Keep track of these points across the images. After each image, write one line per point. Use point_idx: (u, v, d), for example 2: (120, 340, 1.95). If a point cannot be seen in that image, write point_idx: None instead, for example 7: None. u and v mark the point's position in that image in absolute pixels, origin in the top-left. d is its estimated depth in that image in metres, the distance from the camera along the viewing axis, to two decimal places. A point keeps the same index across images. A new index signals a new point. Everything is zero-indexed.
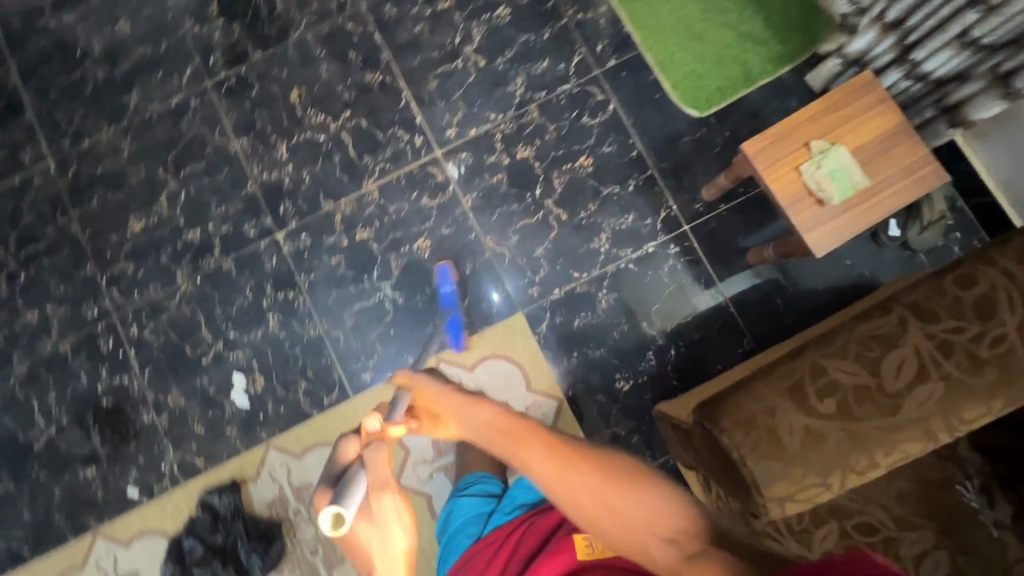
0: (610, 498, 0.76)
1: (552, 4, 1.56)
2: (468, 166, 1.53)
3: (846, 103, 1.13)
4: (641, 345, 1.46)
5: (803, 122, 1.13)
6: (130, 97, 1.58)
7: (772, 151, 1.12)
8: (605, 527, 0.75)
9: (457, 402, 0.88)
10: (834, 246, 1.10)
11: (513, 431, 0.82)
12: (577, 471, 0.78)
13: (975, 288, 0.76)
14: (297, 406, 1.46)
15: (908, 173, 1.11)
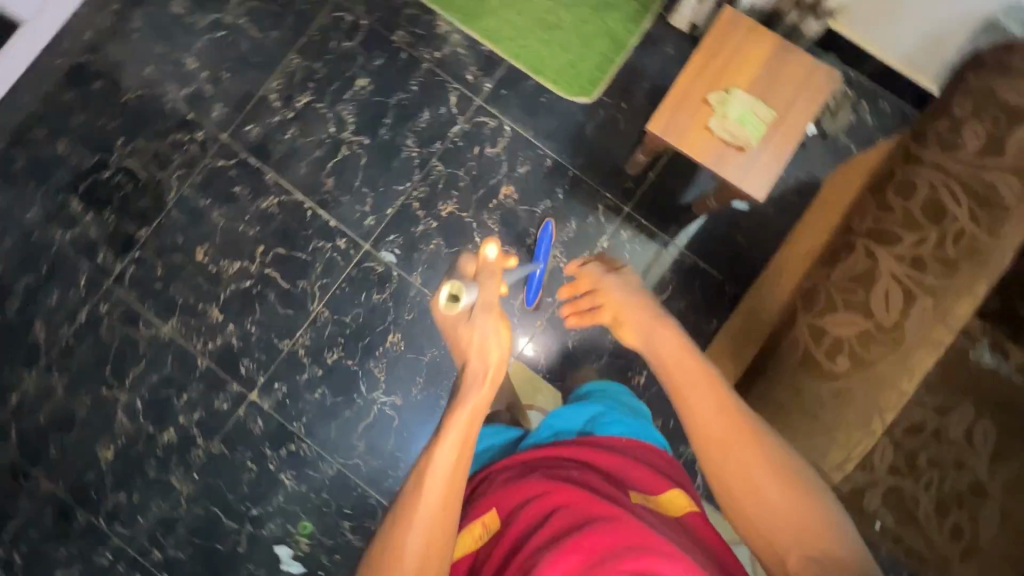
0: (757, 474, 0.73)
1: (406, 55, 1.51)
2: (401, 245, 1.48)
3: (721, 46, 1.13)
4: None
5: (692, 81, 1.12)
6: (36, 333, 1.46)
7: (677, 122, 1.11)
8: (735, 488, 0.74)
9: (642, 316, 1.01)
10: (770, 183, 1.11)
11: (684, 373, 0.85)
12: (737, 424, 0.77)
13: (918, 193, 0.78)
14: (350, 547, 1.42)
15: (804, 85, 1.12)
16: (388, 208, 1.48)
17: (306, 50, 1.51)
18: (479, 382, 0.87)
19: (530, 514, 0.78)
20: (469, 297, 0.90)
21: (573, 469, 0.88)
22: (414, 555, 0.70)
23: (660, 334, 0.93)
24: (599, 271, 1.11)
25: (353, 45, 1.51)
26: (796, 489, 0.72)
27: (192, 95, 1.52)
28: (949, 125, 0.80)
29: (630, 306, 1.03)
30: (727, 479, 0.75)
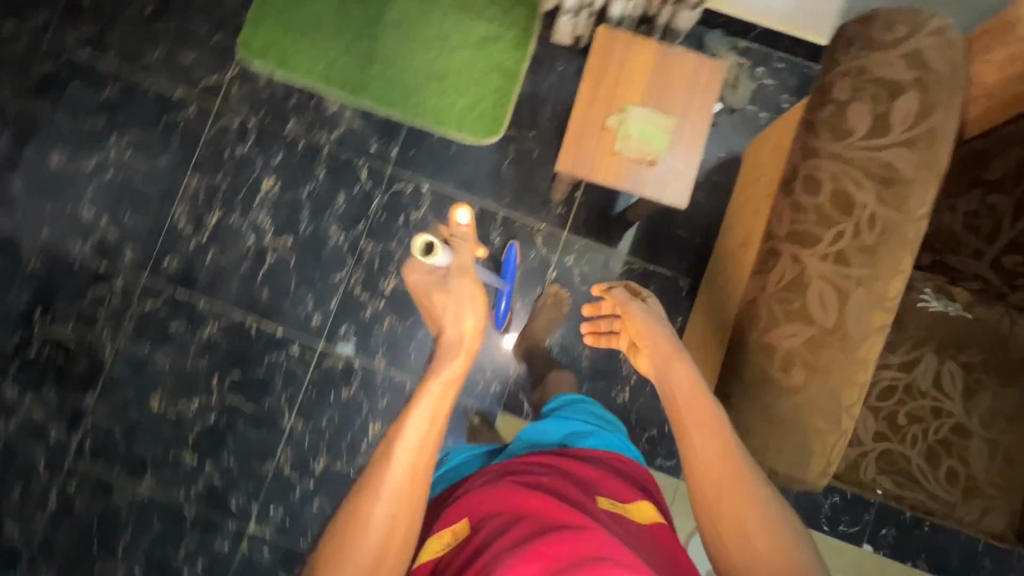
0: (745, 515, 0.69)
1: (304, 144, 1.46)
2: (355, 334, 1.44)
3: (605, 66, 1.12)
4: (612, 354, 1.45)
5: (586, 108, 1.11)
6: (10, 532, 1.40)
7: (584, 153, 1.10)
8: (721, 524, 0.70)
9: (666, 351, 0.91)
10: (691, 187, 1.11)
11: (693, 413, 0.78)
12: (734, 468, 0.72)
13: (824, 187, 0.79)
14: None
15: (695, 83, 1.12)
16: (331, 300, 1.44)
17: (202, 167, 1.46)
18: (455, 352, 0.84)
19: (499, 519, 0.72)
20: (443, 257, 0.94)
21: (548, 474, 0.82)
22: (377, 525, 0.69)
23: (674, 368, 0.86)
24: (620, 294, 1.05)
25: (248, 149, 1.47)
26: (782, 538, 0.68)
27: (98, 245, 1.45)
28: (834, 113, 0.80)
29: (648, 332, 0.96)
30: (717, 524, 0.70)
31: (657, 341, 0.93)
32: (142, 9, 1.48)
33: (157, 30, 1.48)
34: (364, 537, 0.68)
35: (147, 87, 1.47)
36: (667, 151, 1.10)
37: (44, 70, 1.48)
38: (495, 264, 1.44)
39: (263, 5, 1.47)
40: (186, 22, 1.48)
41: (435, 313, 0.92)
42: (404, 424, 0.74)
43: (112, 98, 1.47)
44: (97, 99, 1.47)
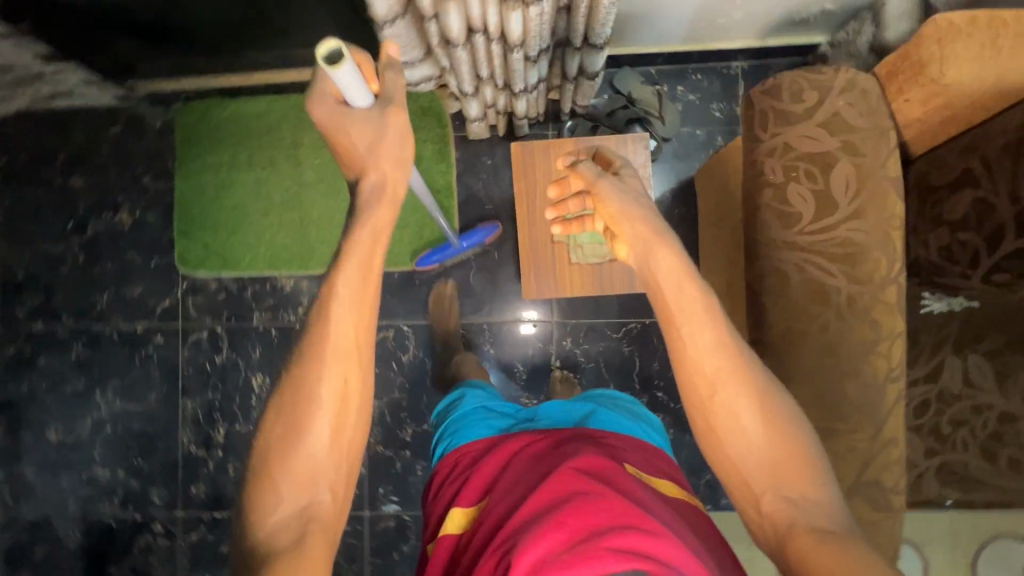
0: (748, 416, 0.65)
1: (275, 329, 1.45)
2: (394, 489, 1.44)
3: (532, 182, 1.10)
4: None
5: (530, 233, 1.10)
6: None
7: (544, 281, 1.11)
8: (722, 428, 0.65)
9: (643, 231, 0.74)
10: None
11: (683, 303, 0.69)
12: (730, 358, 0.66)
13: (791, 281, 0.77)
14: None
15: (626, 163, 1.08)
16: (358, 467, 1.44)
17: (190, 388, 1.45)
18: (380, 201, 0.71)
19: (518, 492, 0.72)
20: (356, 84, 0.66)
21: (574, 444, 0.81)
22: (328, 397, 0.66)
23: (654, 256, 0.72)
24: (587, 171, 0.80)
25: (225, 355, 1.46)
26: (787, 431, 0.64)
27: (125, 499, 1.45)
28: (777, 200, 0.77)
29: (624, 214, 0.76)
30: (711, 422, 0.66)
31: (633, 224, 0.75)
32: (75, 261, 1.47)
33: (96, 275, 1.47)
34: (314, 417, 0.65)
35: (109, 332, 1.47)
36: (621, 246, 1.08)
37: (10, 354, 1.48)
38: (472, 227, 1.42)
39: (186, 215, 1.46)
40: (120, 257, 1.47)
41: (359, 153, 0.71)
42: (336, 309, 0.66)
43: (82, 355, 1.47)
44: (68, 362, 1.47)
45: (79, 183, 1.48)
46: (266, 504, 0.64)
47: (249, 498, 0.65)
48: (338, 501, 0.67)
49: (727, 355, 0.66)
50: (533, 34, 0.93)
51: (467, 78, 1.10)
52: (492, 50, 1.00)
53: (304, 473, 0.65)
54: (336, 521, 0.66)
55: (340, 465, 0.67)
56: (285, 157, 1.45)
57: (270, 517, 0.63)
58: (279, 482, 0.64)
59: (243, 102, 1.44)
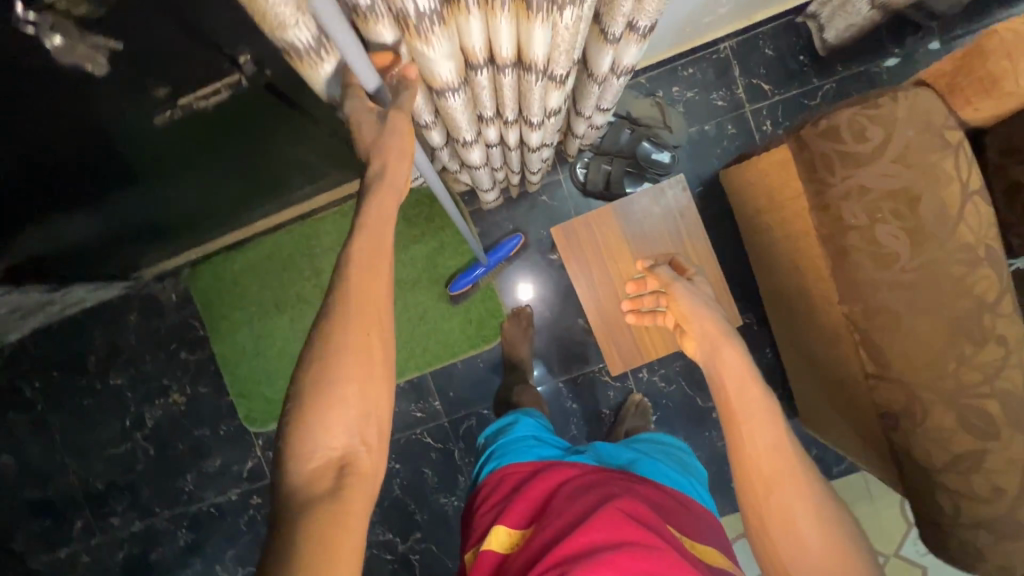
0: (803, 520, 0.57)
1: None
2: None
3: (585, 258, 1.08)
4: None
5: (599, 308, 1.09)
6: None
7: (627, 350, 1.10)
8: (772, 532, 0.58)
9: (711, 329, 0.72)
10: (731, 305, 1.08)
11: (746, 402, 0.63)
12: (792, 463, 0.60)
13: (902, 321, 0.76)
14: None
15: (673, 213, 1.07)
16: None
17: None
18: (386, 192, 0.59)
19: (571, 517, 0.65)
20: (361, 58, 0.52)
21: (629, 483, 0.72)
22: (351, 348, 0.55)
23: (722, 355, 0.68)
24: (662, 274, 0.81)
25: None
26: (843, 541, 0.56)
27: None
28: (867, 243, 0.76)
29: (695, 315, 0.74)
30: (761, 519, 0.58)
31: (702, 323, 0.72)
32: (147, 454, 1.46)
33: (173, 460, 1.46)
34: (337, 361, 0.55)
35: (206, 509, 1.46)
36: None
37: (121, 561, 1.48)
38: (495, 244, 1.39)
39: (236, 377, 1.43)
40: (188, 436, 1.45)
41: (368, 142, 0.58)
42: (352, 273, 0.56)
43: (188, 539, 1.47)
44: (178, 550, 1.47)
45: (122, 379, 1.45)
46: (300, 442, 0.54)
47: (281, 437, 0.55)
48: (376, 468, 0.57)
49: (788, 453, 0.60)
50: (542, 137, 0.88)
51: (484, 181, 1.07)
52: (510, 154, 0.95)
53: (341, 415, 0.55)
54: (374, 477, 0.56)
55: (373, 415, 0.56)
56: (309, 288, 1.40)
57: (302, 461, 0.54)
58: (313, 422, 0.54)
59: (252, 249, 1.40)
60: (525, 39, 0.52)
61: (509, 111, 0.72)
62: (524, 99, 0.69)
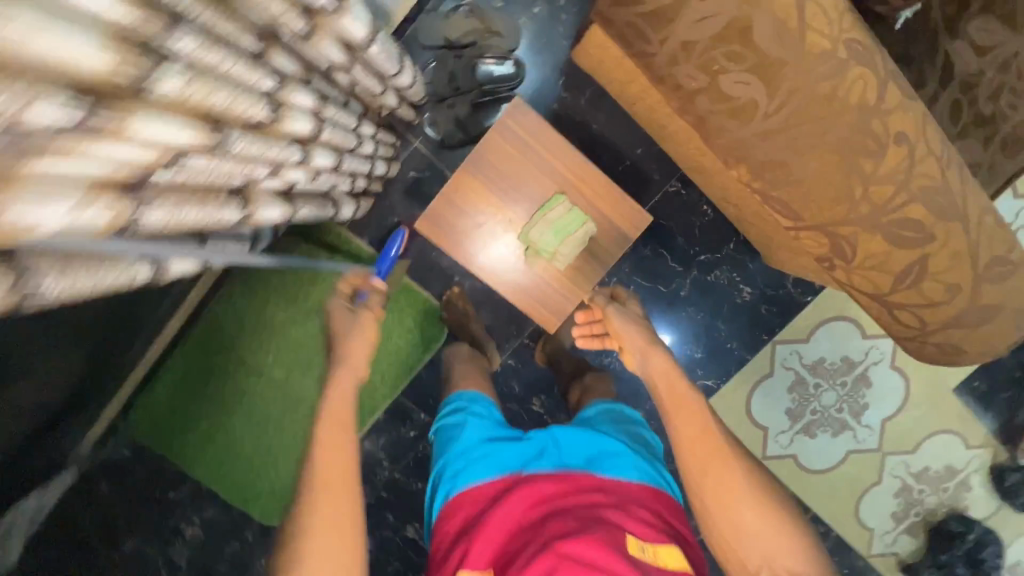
0: (736, 496, 0.70)
1: (383, 490, 1.44)
2: None
3: (464, 235, 0.96)
4: (701, 285, 1.40)
5: (505, 276, 0.98)
6: None
7: (557, 301, 1.00)
8: (712, 506, 0.71)
9: (639, 344, 0.87)
10: (629, 201, 0.97)
11: (677, 396, 0.79)
12: (717, 443, 0.74)
13: (796, 160, 0.65)
14: (841, 551, 1.58)
15: (529, 137, 0.93)
16: None
17: None
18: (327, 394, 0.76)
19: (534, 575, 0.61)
20: None
21: (588, 506, 0.70)
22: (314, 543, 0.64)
23: (651, 359, 0.85)
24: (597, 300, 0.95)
25: (372, 541, 1.46)
26: (765, 500, 0.70)
27: None
28: (719, 102, 0.64)
29: (626, 332, 0.89)
30: (704, 497, 0.72)
31: (632, 338, 0.87)
32: None
33: None
34: (308, 537, 0.64)
35: None
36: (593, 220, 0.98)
37: None
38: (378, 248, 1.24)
39: (228, 490, 1.38)
40: (223, 558, 1.44)
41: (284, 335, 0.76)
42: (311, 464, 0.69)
43: None
44: None
45: (132, 543, 1.41)
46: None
47: None
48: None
49: (712, 435, 0.75)
50: (328, 151, 0.73)
51: (321, 213, 0.92)
52: (324, 182, 0.82)
53: None
54: None
55: None
56: (242, 377, 1.34)
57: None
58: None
59: (172, 368, 1.32)
60: (147, 142, 0.38)
61: (263, 174, 0.60)
62: (263, 156, 0.57)
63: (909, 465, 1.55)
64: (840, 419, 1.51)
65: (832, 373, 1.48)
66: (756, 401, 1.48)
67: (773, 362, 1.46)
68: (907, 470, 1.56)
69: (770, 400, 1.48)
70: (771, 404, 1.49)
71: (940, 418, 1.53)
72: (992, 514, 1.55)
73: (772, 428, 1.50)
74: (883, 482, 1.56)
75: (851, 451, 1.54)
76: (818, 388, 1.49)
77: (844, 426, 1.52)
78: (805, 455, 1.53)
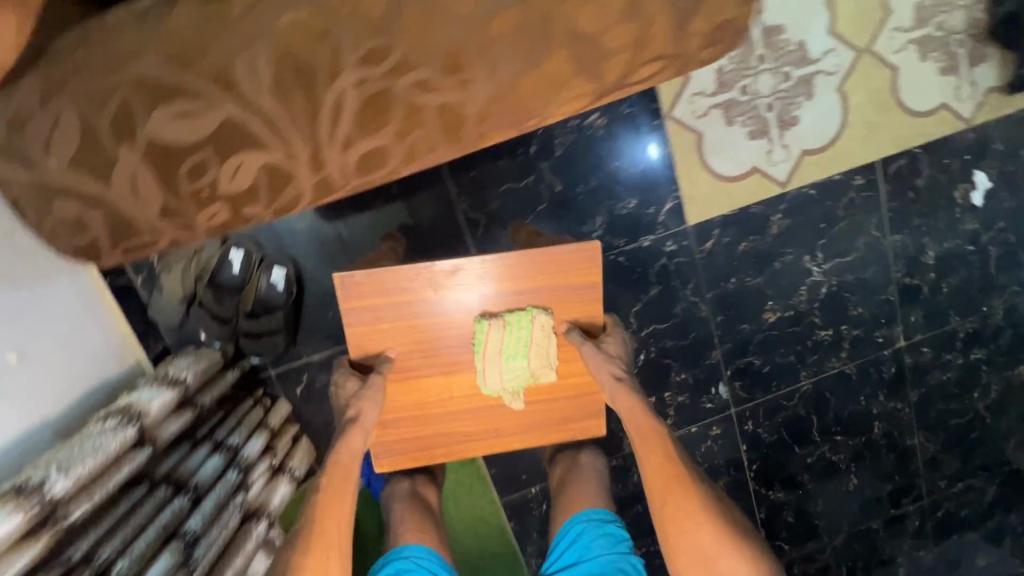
0: (716, 550, 0.76)
1: None
2: (703, 393, 1.38)
3: (419, 433, 1.02)
4: (561, 162, 1.20)
5: (489, 421, 1.03)
6: (988, 485, 1.60)
7: (564, 396, 1.04)
8: (685, 554, 0.78)
9: (606, 378, 0.94)
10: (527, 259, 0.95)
11: (642, 425, 0.88)
12: (682, 483, 0.81)
13: None
14: (930, 161, 1.34)
15: (367, 292, 0.92)
16: (693, 431, 1.40)
17: None
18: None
19: None
20: None
21: None
22: None
23: (619, 399, 0.92)
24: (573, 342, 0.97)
25: None
26: (742, 551, 0.75)
27: None
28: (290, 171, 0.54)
29: (597, 366, 0.94)
30: (677, 546, 0.79)
31: (601, 372, 0.93)
32: None
33: None
34: None
35: None
36: (499, 271, 0.94)
37: None
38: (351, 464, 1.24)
39: None
40: None
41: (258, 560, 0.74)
42: None
43: None
44: None
45: None
46: None
47: None
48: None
49: (667, 466, 0.83)
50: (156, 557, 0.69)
51: (256, 540, 0.88)
52: (208, 550, 0.78)
53: None
54: None
55: None
56: None
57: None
58: None
59: None
60: None
61: None
62: None
63: (898, 28, 1.25)
64: (797, 81, 1.25)
65: (742, 65, 1.22)
66: (719, 163, 1.25)
67: (690, 124, 1.23)
68: (904, 31, 1.26)
69: (728, 148, 1.25)
70: (733, 149, 1.25)
71: None
72: None
73: (758, 160, 1.27)
74: (899, 62, 1.27)
75: (840, 87, 1.26)
76: (748, 90, 1.23)
77: (809, 78, 1.25)
78: (810, 138, 1.28)
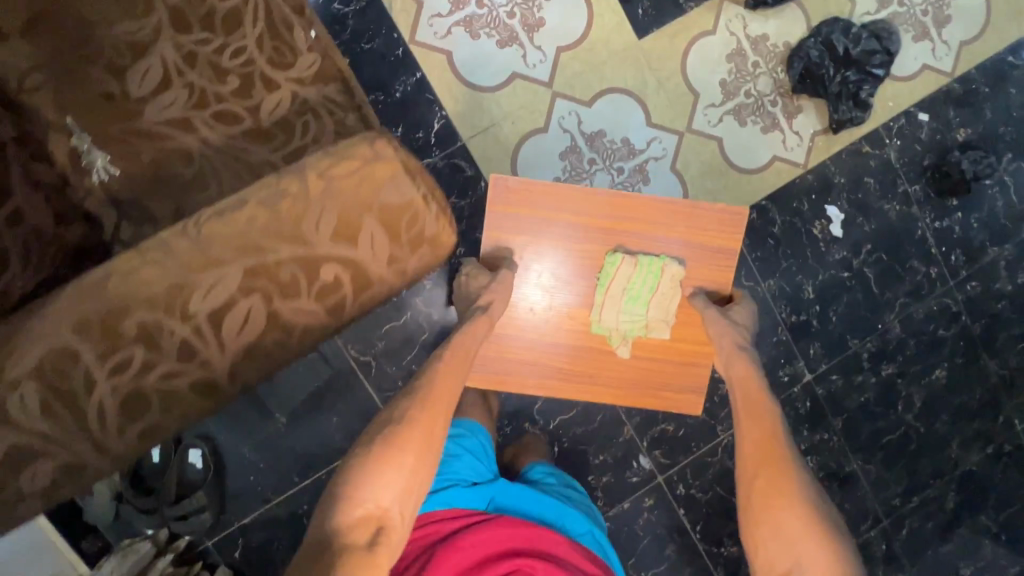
0: (813, 532, 0.80)
1: None
2: (624, 466, 1.44)
3: (523, 357, 1.15)
4: (433, 293, 1.32)
5: (591, 361, 1.15)
6: (948, 494, 1.57)
7: (668, 356, 1.15)
8: (766, 514, 0.84)
9: (725, 344, 1.06)
10: (666, 204, 1.11)
11: (755, 399, 0.98)
12: (783, 460, 0.89)
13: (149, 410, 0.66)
14: (780, 208, 1.44)
15: (517, 202, 1.10)
16: (627, 506, 1.44)
17: None
18: (406, 433, 0.82)
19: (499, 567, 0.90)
20: None
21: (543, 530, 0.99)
22: (376, 511, 0.76)
23: (733, 364, 1.04)
24: (697, 301, 1.11)
25: None
26: (833, 544, 0.79)
27: None
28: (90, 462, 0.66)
29: (717, 333, 1.07)
30: (762, 511, 0.85)
31: (719, 334, 1.06)
32: None
33: None
34: (390, 461, 0.79)
35: None
36: (629, 214, 1.10)
37: None
38: None
39: None
40: None
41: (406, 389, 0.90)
42: (373, 475, 0.78)
43: None
44: None
45: None
46: (351, 472, 0.78)
47: (322, 503, 0.76)
48: (405, 523, 0.77)
49: (770, 442, 0.91)
50: None
51: None
52: None
53: (367, 507, 0.76)
54: (393, 547, 0.75)
55: (407, 488, 0.78)
56: None
57: (357, 494, 0.75)
58: (365, 475, 0.78)
59: None
60: None
61: None
62: None
63: (709, 106, 1.39)
64: (631, 172, 1.37)
65: (575, 173, 1.35)
66: None
67: None
68: (716, 106, 1.39)
69: None
70: None
71: (671, 66, 1.37)
72: (795, 41, 1.39)
73: None
74: (722, 132, 1.40)
75: (673, 166, 1.38)
76: None
77: (642, 167, 1.37)
78: None
